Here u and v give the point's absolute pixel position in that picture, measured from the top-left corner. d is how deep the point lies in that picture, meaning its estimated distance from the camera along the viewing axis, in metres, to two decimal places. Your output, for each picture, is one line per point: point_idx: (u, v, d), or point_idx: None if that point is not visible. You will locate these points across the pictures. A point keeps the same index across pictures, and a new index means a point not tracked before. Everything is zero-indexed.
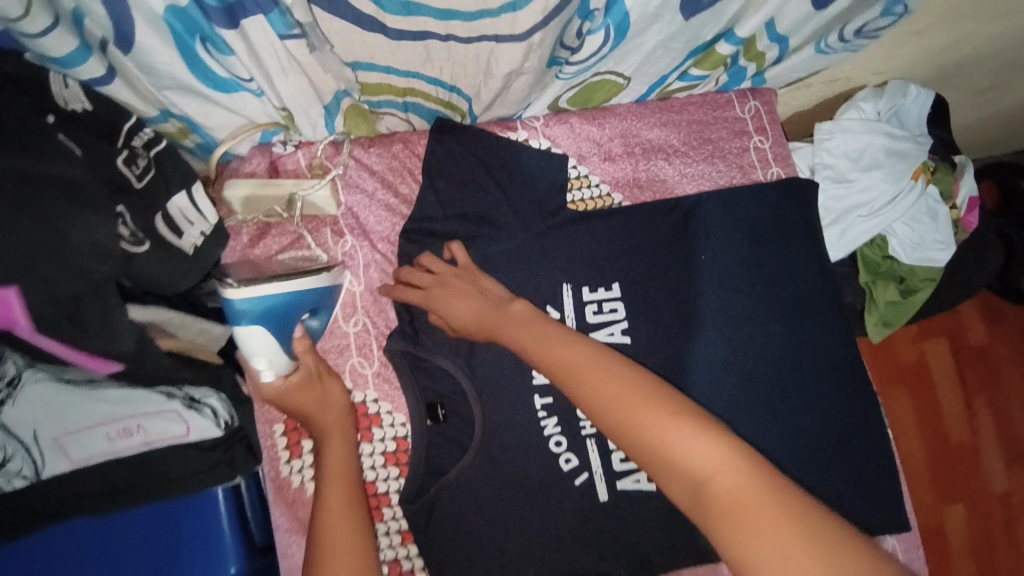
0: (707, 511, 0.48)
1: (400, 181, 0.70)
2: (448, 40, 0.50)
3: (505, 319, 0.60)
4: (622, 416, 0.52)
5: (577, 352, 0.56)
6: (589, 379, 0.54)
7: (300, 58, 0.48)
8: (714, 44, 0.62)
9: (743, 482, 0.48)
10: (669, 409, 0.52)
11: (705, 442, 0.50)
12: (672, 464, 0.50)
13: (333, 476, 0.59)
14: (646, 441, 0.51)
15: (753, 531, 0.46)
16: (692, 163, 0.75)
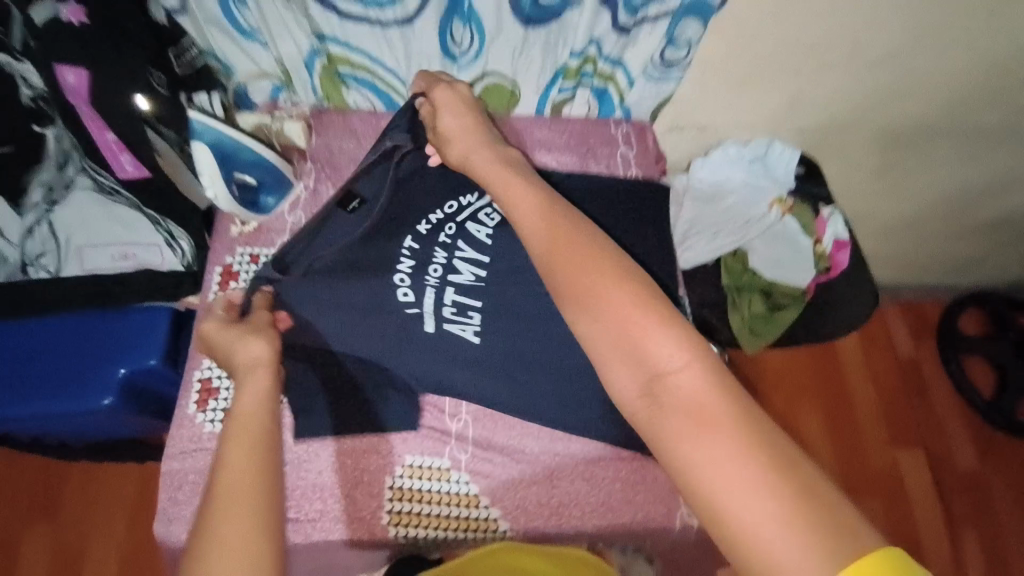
0: (661, 407, 0.44)
1: (351, 135, 0.96)
2: (375, 25, 0.84)
3: (498, 160, 0.63)
4: (587, 294, 0.48)
5: (563, 229, 0.52)
6: (559, 248, 0.51)
7: (285, 18, 0.83)
8: (566, 63, 0.91)
9: (707, 388, 0.44)
10: (641, 295, 0.48)
11: (679, 340, 0.46)
12: (630, 349, 0.46)
13: (245, 437, 0.53)
14: (611, 322, 0.47)
15: (701, 429, 0.42)
16: (568, 158, 0.97)
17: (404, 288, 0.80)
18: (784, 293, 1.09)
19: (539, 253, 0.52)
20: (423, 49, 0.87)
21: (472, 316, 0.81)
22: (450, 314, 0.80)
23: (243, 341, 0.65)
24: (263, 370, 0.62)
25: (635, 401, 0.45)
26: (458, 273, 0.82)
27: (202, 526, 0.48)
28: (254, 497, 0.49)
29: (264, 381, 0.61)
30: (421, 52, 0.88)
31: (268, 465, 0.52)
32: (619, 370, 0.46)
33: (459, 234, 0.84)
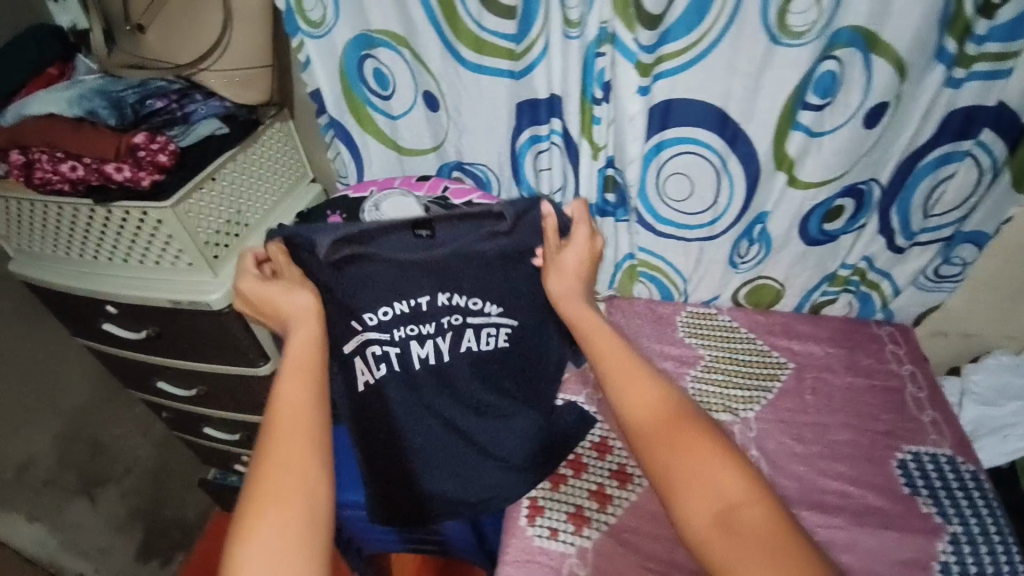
0: (727, 531, 0.56)
1: (648, 320, 1.22)
2: (683, 240, 1.11)
3: (585, 319, 0.77)
4: (663, 435, 0.61)
5: (639, 385, 0.66)
6: (630, 388, 0.66)
7: (620, 234, 1.14)
8: (837, 271, 1.10)
9: (763, 517, 0.56)
10: (708, 432, 0.61)
11: (737, 477, 0.58)
12: (695, 482, 0.59)
13: (295, 369, 0.68)
14: (677, 459, 0.60)
15: (741, 554, 0.54)
16: (835, 347, 1.12)
17: (372, 313, 0.90)
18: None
19: (606, 386, 0.68)
20: (716, 259, 1.13)
21: (380, 365, 0.92)
22: (372, 352, 0.91)
23: (286, 294, 0.77)
24: (308, 321, 0.75)
25: (707, 526, 0.56)
26: (421, 343, 0.93)
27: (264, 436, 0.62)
28: (306, 428, 0.63)
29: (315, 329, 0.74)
30: (714, 261, 1.14)
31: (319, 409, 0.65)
32: (692, 499, 0.58)
33: (455, 330, 0.93)
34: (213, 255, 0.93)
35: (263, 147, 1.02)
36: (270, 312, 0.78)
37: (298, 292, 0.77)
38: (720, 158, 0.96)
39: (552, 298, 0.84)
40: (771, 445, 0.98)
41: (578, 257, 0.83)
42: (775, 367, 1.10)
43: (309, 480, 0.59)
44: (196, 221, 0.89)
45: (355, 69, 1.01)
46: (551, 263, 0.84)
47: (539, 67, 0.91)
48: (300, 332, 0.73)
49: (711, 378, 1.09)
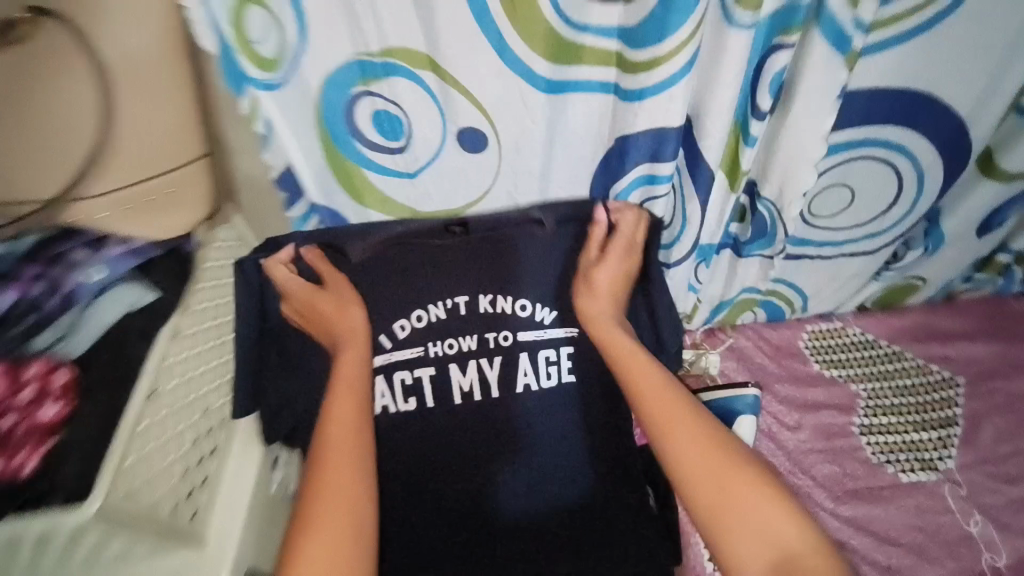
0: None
1: (775, 358, 0.97)
2: (821, 259, 0.84)
3: (616, 337, 0.67)
4: (715, 479, 0.58)
5: (682, 419, 0.61)
6: (672, 418, 0.61)
7: (740, 268, 0.84)
8: (995, 254, 0.90)
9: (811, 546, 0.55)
10: (743, 461, 0.59)
11: (794, 520, 0.56)
12: (752, 527, 0.55)
13: (345, 405, 0.60)
14: (719, 492, 0.57)
15: None
16: (997, 342, 0.94)
17: (403, 320, 0.68)
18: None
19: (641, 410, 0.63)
20: (855, 272, 0.88)
21: (410, 399, 0.68)
22: (400, 380, 0.67)
23: (338, 313, 0.65)
24: (358, 343, 0.64)
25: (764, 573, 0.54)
26: (462, 371, 0.68)
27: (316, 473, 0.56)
28: (353, 471, 0.57)
29: (361, 351, 0.64)
30: (852, 275, 0.89)
31: (363, 446, 0.58)
32: (747, 546, 0.55)
33: (505, 353, 0.69)
34: (190, 514, 0.59)
35: (208, 290, 0.63)
36: (316, 328, 0.65)
37: (351, 307, 0.65)
38: (908, 160, 0.69)
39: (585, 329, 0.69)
40: (993, 502, 0.80)
41: (615, 273, 0.69)
42: (946, 388, 0.90)
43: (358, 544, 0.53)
44: (146, 478, 0.53)
45: (346, 116, 0.62)
46: (597, 263, 0.69)
47: (680, 81, 0.56)
48: (344, 351, 0.63)
49: (886, 426, 0.88)
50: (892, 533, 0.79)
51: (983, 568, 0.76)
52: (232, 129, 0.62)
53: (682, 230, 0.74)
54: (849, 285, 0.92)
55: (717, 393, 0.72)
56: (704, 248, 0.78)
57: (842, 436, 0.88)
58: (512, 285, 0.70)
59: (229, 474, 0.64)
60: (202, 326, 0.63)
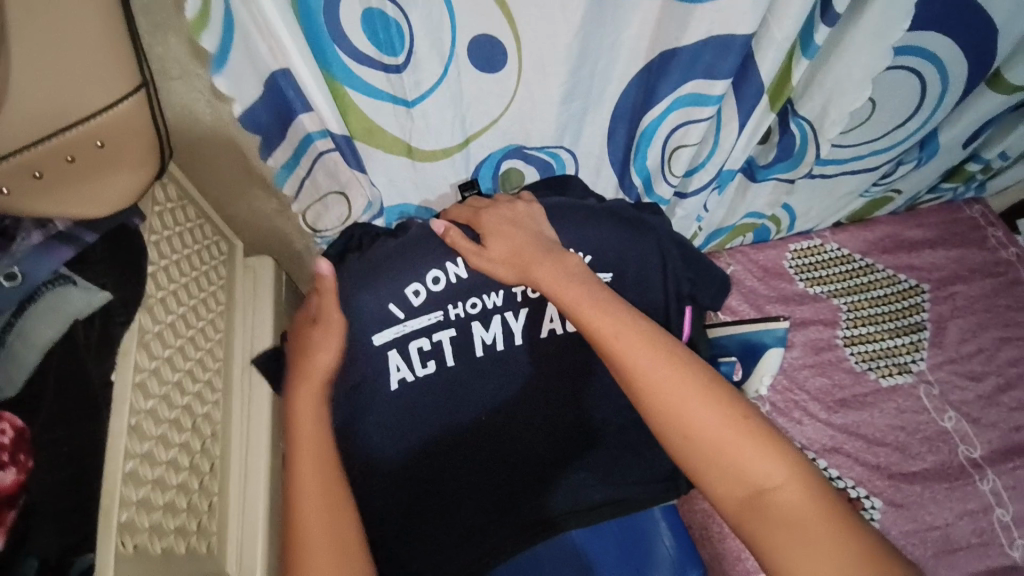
0: (763, 520, 0.46)
1: (763, 280, 0.97)
2: (824, 179, 0.82)
3: (555, 263, 0.55)
4: (679, 419, 0.48)
5: (649, 358, 0.50)
6: (632, 352, 0.50)
7: (749, 190, 0.80)
8: (965, 163, 0.94)
9: (806, 503, 0.46)
10: (718, 402, 0.48)
11: (771, 454, 0.47)
12: (723, 467, 0.47)
13: (303, 459, 0.52)
14: (702, 445, 0.48)
15: (790, 549, 0.45)
16: (952, 249, 1.00)
17: (419, 285, 0.58)
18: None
19: (599, 347, 0.52)
20: (847, 192, 0.88)
21: (427, 364, 0.59)
22: (416, 348, 0.59)
23: (319, 339, 0.56)
24: (312, 384, 0.55)
25: (736, 512, 0.47)
26: (486, 327, 0.60)
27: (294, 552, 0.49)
28: (331, 537, 0.49)
29: (313, 393, 0.55)
30: (846, 193, 0.88)
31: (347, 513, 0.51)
32: (719, 484, 0.48)
33: (533, 306, 0.62)
34: (207, 546, 0.52)
35: (171, 269, 0.51)
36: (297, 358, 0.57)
37: (327, 335, 0.56)
38: (936, 68, 0.66)
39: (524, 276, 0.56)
40: (959, 397, 0.88)
41: (513, 245, 0.57)
42: (913, 294, 0.96)
43: None
44: (155, 521, 0.45)
45: (328, 18, 0.45)
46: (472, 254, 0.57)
47: None
48: (298, 385, 0.55)
49: (864, 335, 0.92)
50: (878, 434, 0.85)
51: (955, 455, 0.84)
52: (174, 41, 0.46)
53: (708, 156, 0.68)
54: (837, 203, 0.92)
55: (755, 325, 0.74)
56: (724, 174, 0.73)
57: (829, 349, 0.91)
58: None
59: (234, 460, 0.57)
60: (174, 317, 0.51)
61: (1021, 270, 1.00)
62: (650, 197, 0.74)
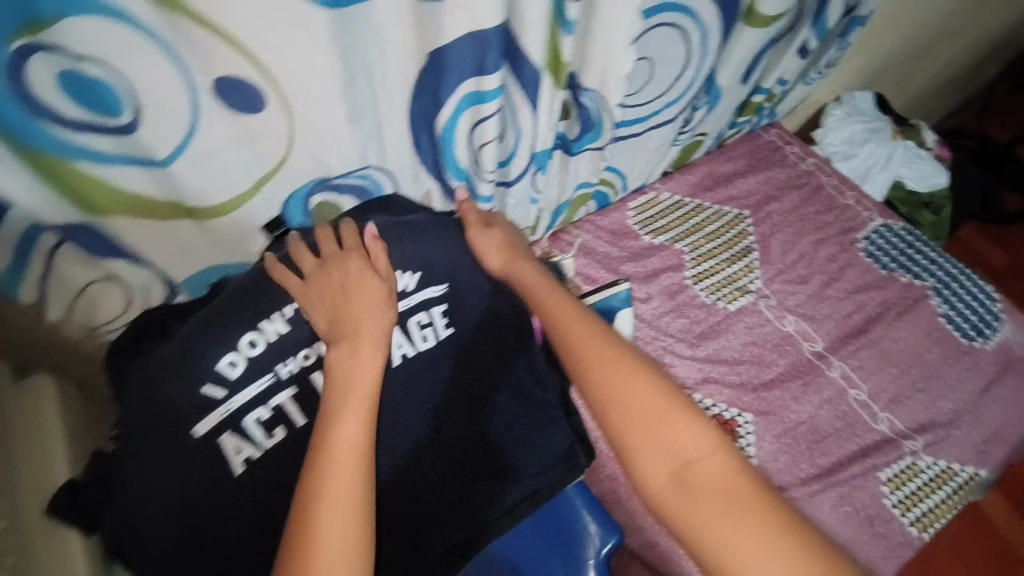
0: (689, 492, 0.52)
1: (612, 242, 1.02)
2: (635, 138, 0.86)
3: (525, 269, 0.65)
4: (618, 395, 0.56)
5: (595, 344, 0.59)
6: (580, 341, 0.59)
7: (571, 165, 0.82)
8: (751, 97, 1.04)
9: (726, 471, 0.52)
10: (654, 381, 0.56)
11: (700, 431, 0.54)
12: (653, 435, 0.54)
13: (353, 399, 0.48)
14: (639, 413, 0.55)
15: (707, 512, 0.51)
16: (761, 173, 1.13)
17: (234, 355, 0.51)
18: (936, 198, 1.25)
19: (554, 335, 0.61)
20: (660, 143, 0.94)
21: (274, 432, 0.53)
22: (254, 421, 0.52)
23: (366, 293, 0.53)
24: (370, 342, 0.52)
25: (664, 486, 0.53)
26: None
27: (310, 507, 0.43)
28: (360, 522, 0.44)
29: (379, 356, 0.51)
30: (660, 144, 0.94)
31: (370, 503, 0.46)
32: (650, 460, 0.53)
33: None
34: None
35: None
36: (325, 297, 0.53)
37: (386, 306, 0.54)
38: (688, 16, 0.71)
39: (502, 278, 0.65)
40: (794, 300, 0.98)
41: (505, 244, 0.66)
42: (738, 221, 1.07)
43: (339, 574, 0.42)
44: None
45: (9, 87, 0.38)
46: (474, 228, 0.65)
47: None
48: (359, 344, 0.51)
49: (707, 270, 1.01)
50: (737, 355, 0.93)
51: (803, 353, 0.93)
52: None
53: (517, 143, 0.68)
54: (655, 157, 0.99)
55: (602, 291, 0.78)
56: (539, 157, 0.74)
57: (682, 291, 0.98)
58: (363, 263, 0.57)
59: None
60: None
61: (820, 177, 1.13)
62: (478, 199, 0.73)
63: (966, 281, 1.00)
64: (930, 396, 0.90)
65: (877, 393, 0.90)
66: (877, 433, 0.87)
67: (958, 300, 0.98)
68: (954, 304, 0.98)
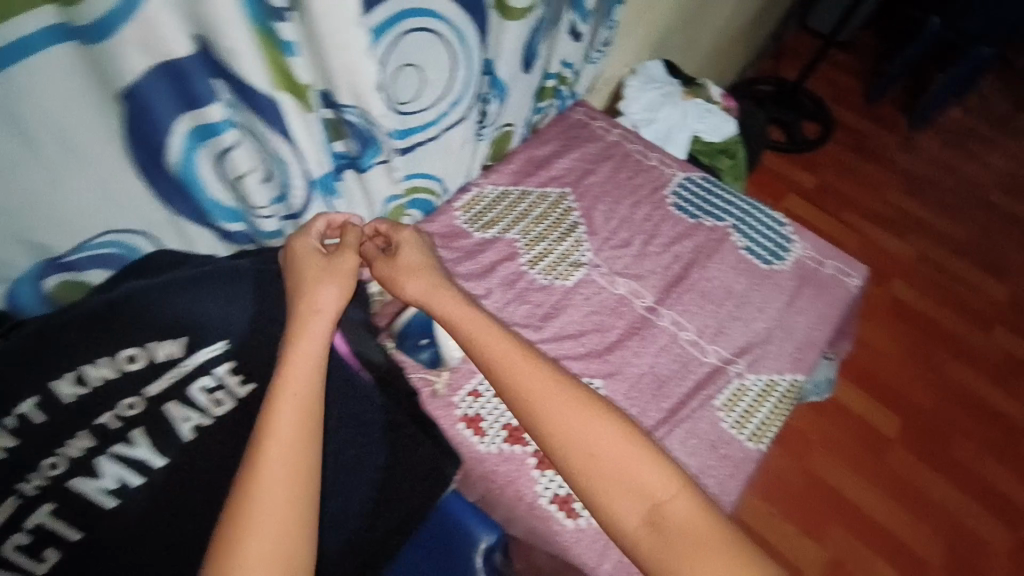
0: (659, 530, 0.61)
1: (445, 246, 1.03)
2: (428, 142, 0.87)
3: (469, 326, 0.71)
4: (585, 445, 0.64)
5: (557, 398, 0.65)
6: (540, 403, 0.65)
7: (367, 181, 0.80)
8: (544, 83, 1.08)
9: (689, 509, 0.61)
10: (616, 435, 0.64)
11: (664, 473, 0.63)
12: (622, 487, 0.62)
13: (301, 364, 0.53)
14: (611, 465, 0.63)
15: (678, 550, 0.59)
16: (573, 151, 1.18)
17: None
18: (730, 144, 1.39)
19: (512, 398, 0.67)
20: (461, 141, 0.96)
21: (46, 552, 0.51)
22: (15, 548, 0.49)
23: (331, 271, 0.60)
24: (317, 317, 0.56)
25: (637, 528, 0.61)
26: (95, 476, 0.53)
27: (258, 472, 0.48)
28: (300, 510, 0.48)
29: (332, 296, 0.58)
30: (462, 141, 0.95)
31: (314, 491, 0.50)
32: (620, 506, 0.62)
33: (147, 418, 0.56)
34: None
35: None
36: (295, 266, 0.60)
37: (324, 283, 0.58)
38: (436, 17, 0.72)
39: (416, 303, 0.75)
40: (621, 264, 1.04)
41: (420, 283, 0.74)
42: (560, 199, 1.11)
43: (279, 528, 0.47)
44: None
45: None
46: (379, 262, 0.75)
47: None
48: (315, 286, 0.58)
49: (539, 252, 1.04)
50: (580, 327, 0.97)
51: (637, 310, 0.99)
52: None
53: (284, 172, 0.65)
54: (463, 154, 1.00)
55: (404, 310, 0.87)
56: (320, 181, 0.71)
57: (519, 278, 1.00)
58: (104, 343, 0.51)
59: None
60: None
61: (626, 144, 1.21)
62: (264, 237, 0.69)
63: (759, 216, 1.13)
64: (748, 323, 1.00)
65: (703, 330, 0.98)
66: (711, 367, 0.95)
67: (754, 233, 1.10)
68: (751, 237, 1.10)
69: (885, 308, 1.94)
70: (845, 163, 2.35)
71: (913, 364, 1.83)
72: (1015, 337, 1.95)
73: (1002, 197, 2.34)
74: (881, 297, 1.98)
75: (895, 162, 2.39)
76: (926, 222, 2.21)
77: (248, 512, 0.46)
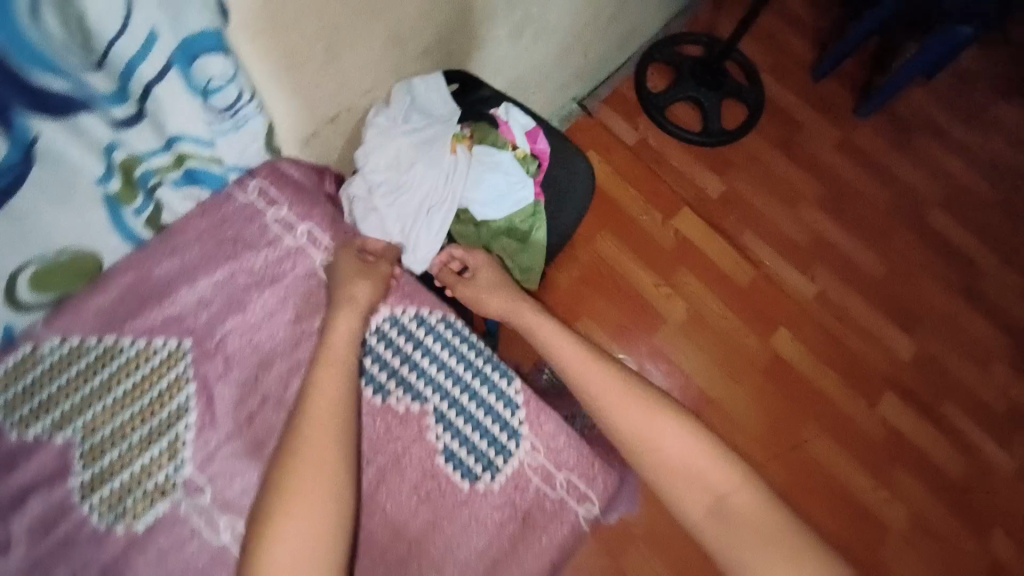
0: (722, 520, 0.72)
1: None
2: None
3: (551, 344, 0.86)
4: (653, 444, 0.77)
5: (627, 402, 0.79)
6: (615, 403, 0.79)
7: None
8: (109, 194, 0.67)
9: (750, 502, 0.73)
10: (687, 429, 0.78)
11: (725, 472, 0.75)
12: (692, 478, 0.75)
13: (331, 366, 0.68)
14: (678, 454, 0.76)
15: (738, 540, 0.71)
16: (217, 269, 0.75)
17: None
18: (517, 221, 0.97)
19: (585, 398, 0.82)
20: None
21: None
22: None
23: (371, 286, 0.76)
24: (349, 328, 0.72)
25: (703, 516, 0.73)
26: None
27: (291, 472, 0.61)
28: (326, 506, 0.60)
29: (354, 320, 0.73)
30: None
31: (344, 499, 0.61)
32: (688, 497, 0.74)
33: None
34: None
35: None
36: (339, 275, 0.76)
37: (372, 284, 0.76)
38: None
39: (500, 317, 0.93)
40: (238, 487, 0.69)
41: (499, 287, 0.92)
42: (170, 360, 0.72)
43: (313, 519, 0.59)
44: None
45: None
46: (460, 286, 0.94)
47: None
48: (344, 302, 0.73)
49: (107, 467, 0.67)
50: None
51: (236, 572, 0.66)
52: None
53: None
54: None
55: None
56: None
57: (61, 518, 0.65)
58: None
59: None
60: None
61: (313, 255, 0.79)
62: None
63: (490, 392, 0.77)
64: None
65: None
66: None
67: (467, 422, 0.75)
68: (461, 430, 0.74)
69: (760, 368, 1.65)
70: (764, 161, 1.91)
71: (774, 442, 1.58)
72: (903, 406, 1.66)
73: (946, 219, 1.91)
74: (762, 353, 1.66)
75: (826, 165, 1.94)
76: (840, 249, 1.83)
77: (293, 494, 0.59)
